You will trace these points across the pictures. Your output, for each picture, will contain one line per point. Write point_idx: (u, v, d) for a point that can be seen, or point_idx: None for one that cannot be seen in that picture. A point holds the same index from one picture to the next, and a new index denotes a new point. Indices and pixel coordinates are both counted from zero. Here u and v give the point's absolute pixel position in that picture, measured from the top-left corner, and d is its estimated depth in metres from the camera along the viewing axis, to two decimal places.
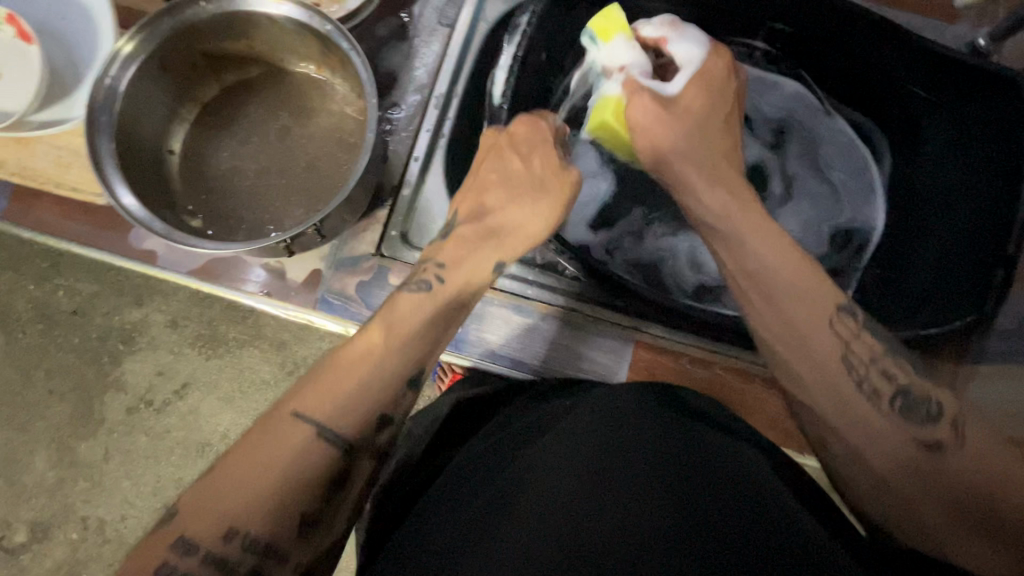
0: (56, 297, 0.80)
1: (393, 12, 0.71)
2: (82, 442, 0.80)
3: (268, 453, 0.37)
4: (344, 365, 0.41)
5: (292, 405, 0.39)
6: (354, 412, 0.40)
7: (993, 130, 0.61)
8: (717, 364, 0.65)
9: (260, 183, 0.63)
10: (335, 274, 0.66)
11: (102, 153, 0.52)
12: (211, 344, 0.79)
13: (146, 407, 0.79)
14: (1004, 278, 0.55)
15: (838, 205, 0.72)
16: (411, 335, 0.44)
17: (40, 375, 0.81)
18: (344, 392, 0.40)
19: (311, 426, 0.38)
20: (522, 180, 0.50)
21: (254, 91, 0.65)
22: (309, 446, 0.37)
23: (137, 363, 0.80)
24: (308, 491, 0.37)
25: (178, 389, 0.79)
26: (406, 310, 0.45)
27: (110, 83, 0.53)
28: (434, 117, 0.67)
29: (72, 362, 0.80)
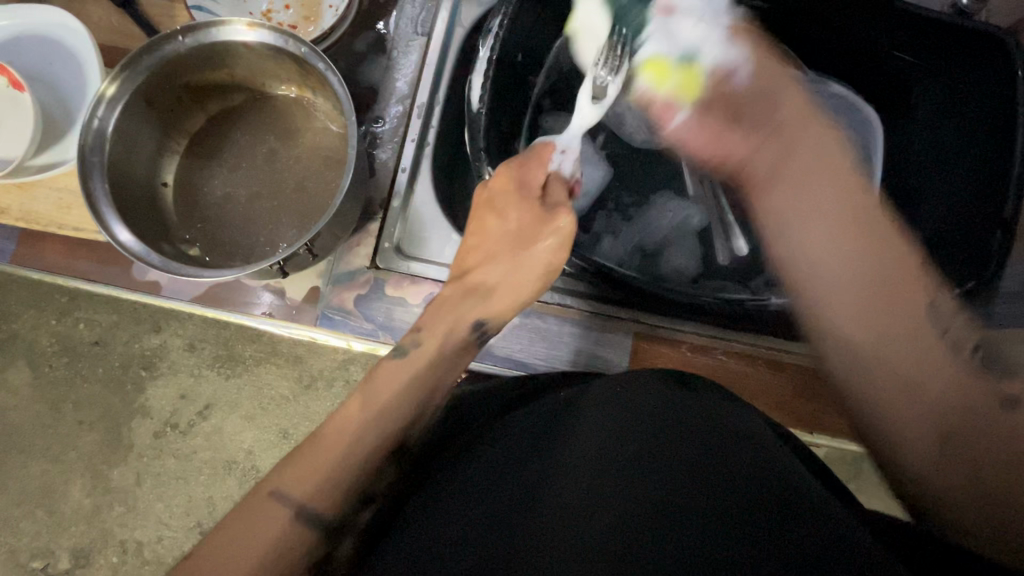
0: (78, 331, 0.83)
1: (369, 26, 0.72)
2: (114, 468, 0.82)
3: (257, 524, 0.37)
4: (328, 442, 0.41)
5: (274, 482, 0.39)
6: (336, 490, 0.39)
7: (985, 92, 0.59)
8: (718, 350, 0.64)
9: (253, 207, 0.65)
10: (333, 290, 0.67)
11: (96, 193, 0.53)
12: (229, 364, 0.81)
13: (172, 429, 0.82)
14: (1002, 242, 0.54)
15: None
16: (385, 408, 0.43)
17: (68, 408, 0.83)
18: (347, 446, 0.41)
19: (290, 509, 0.37)
20: (505, 242, 0.52)
21: (240, 118, 0.66)
22: (295, 526, 0.37)
23: (160, 388, 0.82)
24: (295, 565, 0.37)
25: (201, 411, 0.81)
26: (382, 379, 0.45)
27: (98, 124, 0.54)
28: (418, 127, 0.67)
29: (97, 391, 0.83)
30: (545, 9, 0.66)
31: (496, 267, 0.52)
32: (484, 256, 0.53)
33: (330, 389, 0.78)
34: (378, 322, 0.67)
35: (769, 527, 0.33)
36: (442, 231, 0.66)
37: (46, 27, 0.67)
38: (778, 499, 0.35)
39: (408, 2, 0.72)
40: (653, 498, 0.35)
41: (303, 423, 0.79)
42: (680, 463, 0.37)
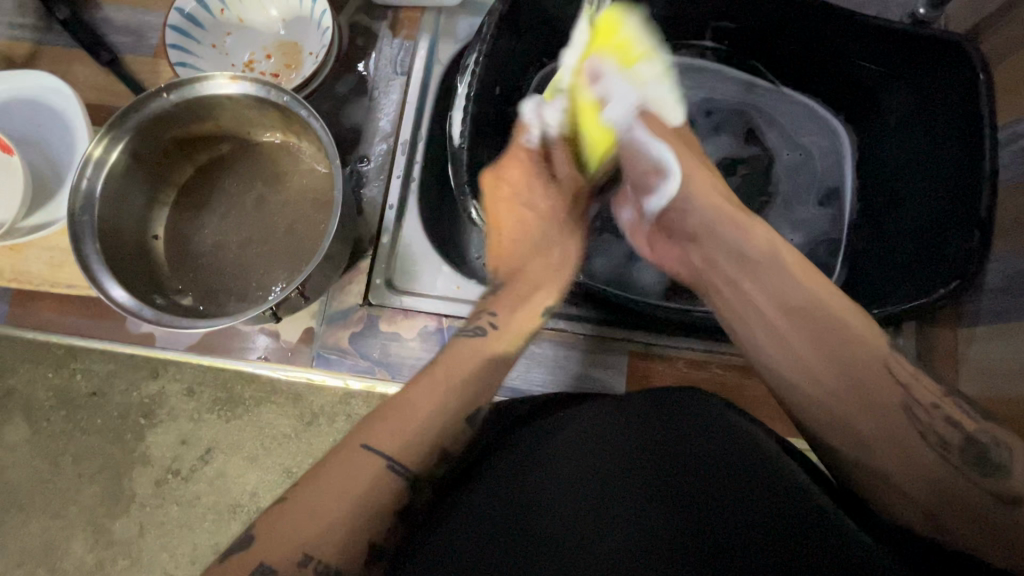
0: (74, 383, 0.82)
1: (350, 69, 0.74)
2: (115, 521, 0.81)
3: (344, 480, 0.37)
4: (412, 403, 0.41)
5: (360, 438, 0.39)
6: (419, 447, 0.39)
7: (950, 96, 0.61)
8: (715, 363, 0.65)
9: (245, 253, 0.65)
10: (328, 329, 0.68)
11: (88, 253, 0.54)
12: (229, 407, 0.80)
13: (174, 477, 0.81)
14: (982, 240, 0.55)
15: (815, 180, 0.73)
16: (461, 376, 0.44)
17: (68, 462, 0.82)
18: (416, 431, 0.40)
19: (381, 461, 0.38)
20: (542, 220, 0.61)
21: (228, 167, 0.67)
22: (380, 480, 0.37)
23: (160, 435, 0.81)
24: (378, 519, 0.37)
25: (202, 456, 0.81)
26: (467, 348, 0.47)
27: (87, 185, 0.56)
28: (403, 163, 0.70)
29: (96, 443, 0.82)
30: (519, 42, 0.68)
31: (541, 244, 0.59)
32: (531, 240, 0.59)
33: (332, 425, 0.78)
34: (375, 359, 0.67)
35: (793, 550, 0.34)
36: (432, 264, 0.68)
37: (34, 90, 0.68)
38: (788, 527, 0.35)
39: (387, 44, 0.74)
40: (655, 511, 0.37)
41: (306, 462, 0.79)
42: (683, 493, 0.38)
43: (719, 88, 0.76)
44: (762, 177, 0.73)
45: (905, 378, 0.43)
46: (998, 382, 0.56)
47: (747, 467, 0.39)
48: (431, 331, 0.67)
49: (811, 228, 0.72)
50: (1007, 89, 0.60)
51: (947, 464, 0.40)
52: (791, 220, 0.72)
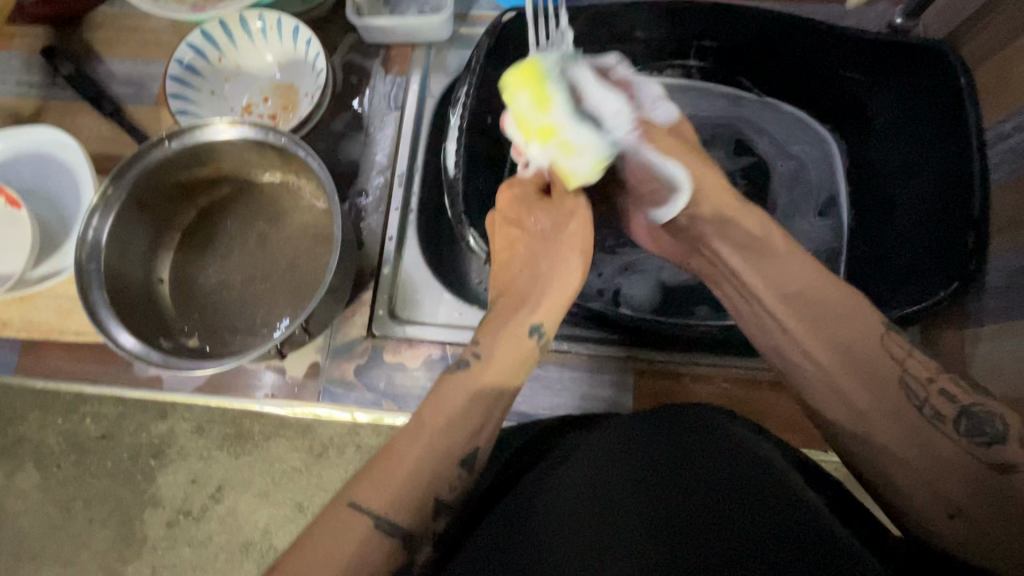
0: (84, 427, 0.82)
1: (345, 106, 0.76)
2: (127, 565, 0.81)
3: (336, 544, 0.39)
4: (396, 459, 0.42)
5: (347, 498, 0.41)
6: (405, 505, 0.41)
7: (933, 102, 0.63)
8: (722, 377, 0.65)
9: (249, 291, 0.66)
10: (333, 362, 0.68)
11: (96, 301, 0.55)
12: (237, 443, 0.80)
13: (185, 517, 0.80)
14: (977, 242, 0.56)
15: (813, 189, 0.73)
16: (452, 419, 0.44)
17: (79, 507, 0.82)
18: (399, 485, 0.41)
19: (366, 522, 0.39)
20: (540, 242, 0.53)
21: (230, 208, 0.68)
22: (370, 544, 0.39)
23: (170, 475, 0.81)
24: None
25: (213, 494, 0.80)
26: (449, 391, 0.46)
27: (92, 234, 0.57)
28: (401, 195, 0.72)
29: (106, 487, 0.82)
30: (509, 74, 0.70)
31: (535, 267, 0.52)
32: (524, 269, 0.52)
33: (341, 457, 0.78)
34: (380, 391, 0.67)
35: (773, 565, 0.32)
36: (434, 293, 0.69)
37: (41, 145, 0.70)
38: (785, 543, 0.33)
39: (380, 81, 0.77)
40: (663, 519, 0.37)
41: (317, 496, 0.78)
42: (679, 503, 0.37)
43: (704, 103, 0.77)
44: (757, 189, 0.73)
45: (913, 385, 0.43)
46: (1008, 382, 0.55)
47: (760, 487, 0.38)
48: (435, 360, 0.67)
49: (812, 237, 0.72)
50: (990, 92, 0.61)
51: (964, 462, 0.40)
52: (791, 229, 0.72)
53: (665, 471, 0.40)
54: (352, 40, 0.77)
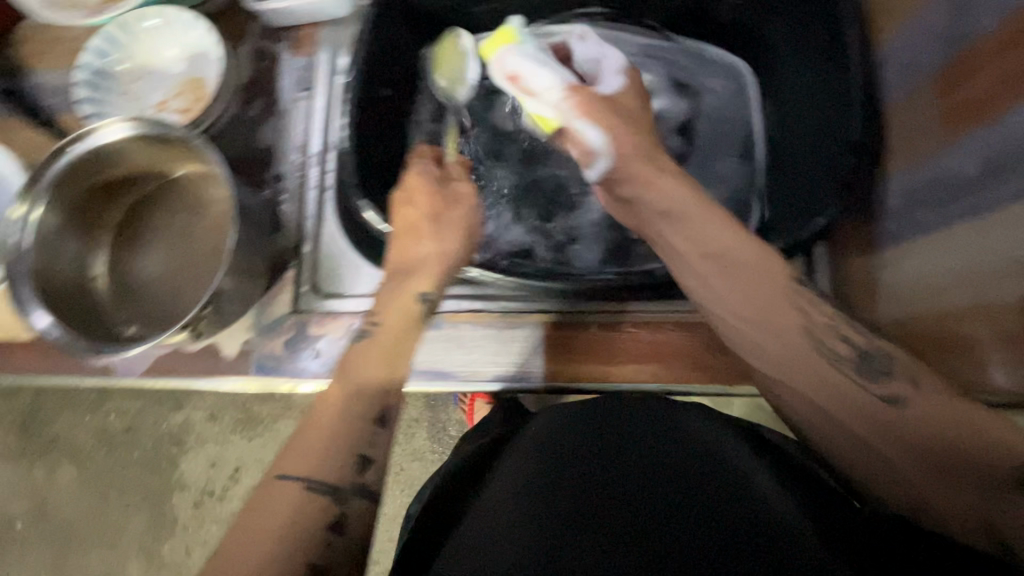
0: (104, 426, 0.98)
1: (258, 93, 0.77)
2: (163, 543, 1.06)
3: (268, 517, 0.42)
4: (318, 422, 0.48)
5: (275, 471, 0.45)
6: (334, 453, 0.45)
7: (815, 17, 0.61)
8: (626, 323, 0.66)
9: (179, 280, 0.71)
10: (262, 339, 0.70)
11: (24, 299, 0.58)
12: (249, 427, 1.05)
13: (208, 496, 1.06)
14: (857, 159, 0.54)
15: (722, 144, 0.72)
16: (360, 373, 0.51)
17: (112, 492, 1.07)
18: (318, 446, 0.46)
19: (298, 485, 0.43)
20: (406, 227, 0.59)
21: (155, 204, 0.72)
22: (300, 505, 0.42)
23: (191, 461, 1.06)
24: (310, 540, 0.42)
25: (231, 475, 1.06)
26: (357, 360, 0.52)
27: (15, 243, 0.59)
28: (317, 175, 0.74)
29: (127, 474, 1.07)
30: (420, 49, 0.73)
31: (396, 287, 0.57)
32: (408, 250, 0.59)
33: None
34: (309, 361, 0.69)
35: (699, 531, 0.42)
36: (352, 264, 0.72)
37: None
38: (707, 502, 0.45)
39: (288, 64, 0.78)
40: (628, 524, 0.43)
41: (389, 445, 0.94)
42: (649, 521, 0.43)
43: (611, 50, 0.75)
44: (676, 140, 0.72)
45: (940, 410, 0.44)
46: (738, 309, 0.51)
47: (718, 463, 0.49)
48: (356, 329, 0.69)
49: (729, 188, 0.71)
50: (883, 9, 0.60)
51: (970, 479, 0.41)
52: (705, 177, 0.71)
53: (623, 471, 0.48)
54: (260, 26, 0.79)
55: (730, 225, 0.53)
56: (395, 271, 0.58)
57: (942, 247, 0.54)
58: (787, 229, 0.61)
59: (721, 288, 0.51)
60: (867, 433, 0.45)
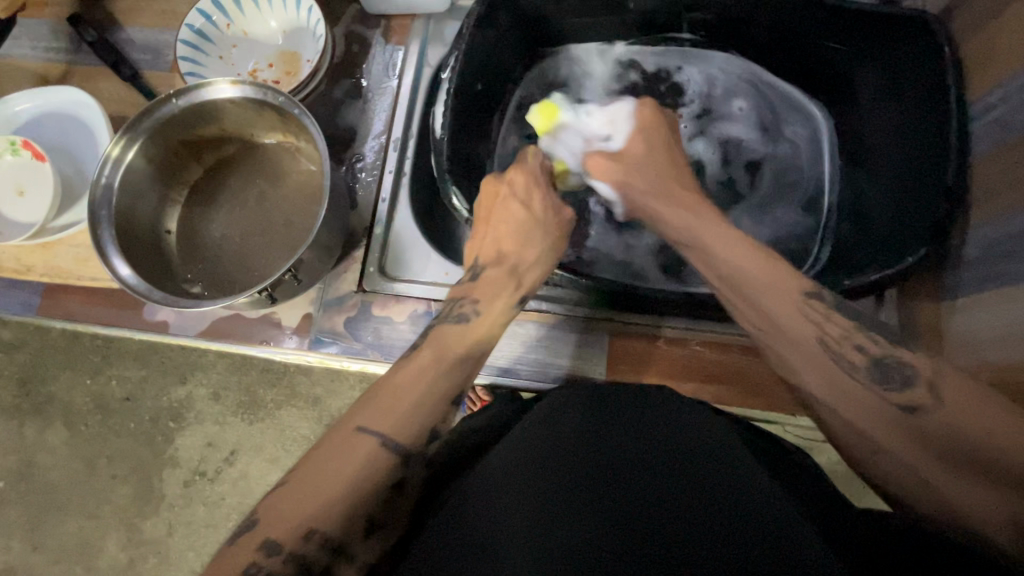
0: (110, 389, 0.89)
1: (346, 74, 0.79)
2: (146, 520, 0.89)
3: (338, 464, 0.40)
4: (398, 386, 0.44)
5: (355, 421, 0.41)
6: (412, 425, 0.42)
7: (915, 70, 0.62)
8: (694, 341, 0.67)
9: (248, 245, 0.70)
10: (324, 315, 0.70)
11: (105, 243, 0.59)
12: (251, 410, 0.87)
13: (200, 477, 0.88)
14: (948, 207, 0.55)
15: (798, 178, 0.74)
16: (451, 359, 0.47)
17: (102, 462, 0.89)
18: (403, 407, 0.43)
19: (376, 440, 0.41)
20: (521, 223, 0.56)
21: (233, 168, 0.73)
22: (376, 460, 0.40)
23: (187, 438, 0.88)
24: (371, 497, 0.39)
25: (226, 457, 0.87)
26: (452, 337, 0.49)
27: (105, 181, 0.61)
28: (395, 159, 0.74)
29: (129, 445, 0.89)
30: (514, 51, 0.74)
31: (499, 287, 0.53)
32: (516, 249, 0.55)
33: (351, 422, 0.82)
34: (367, 341, 0.69)
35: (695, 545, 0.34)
36: (422, 251, 0.72)
37: (65, 104, 0.75)
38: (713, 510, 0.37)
39: (379, 50, 0.79)
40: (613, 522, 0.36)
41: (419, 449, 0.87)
42: (637, 526, 0.36)
43: (695, 81, 0.77)
44: (747, 178, 0.74)
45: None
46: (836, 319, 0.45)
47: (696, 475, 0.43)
48: (420, 314, 0.69)
49: (794, 228, 0.72)
50: (976, 67, 0.62)
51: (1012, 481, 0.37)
52: (772, 216, 0.73)
53: (620, 464, 0.40)
54: (355, 10, 0.81)
55: (745, 245, 0.49)
56: (497, 267, 0.54)
57: (1004, 303, 0.55)
58: (861, 268, 0.62)
59: (787, 297, 0.47)
60: (878, 426, 0.42)
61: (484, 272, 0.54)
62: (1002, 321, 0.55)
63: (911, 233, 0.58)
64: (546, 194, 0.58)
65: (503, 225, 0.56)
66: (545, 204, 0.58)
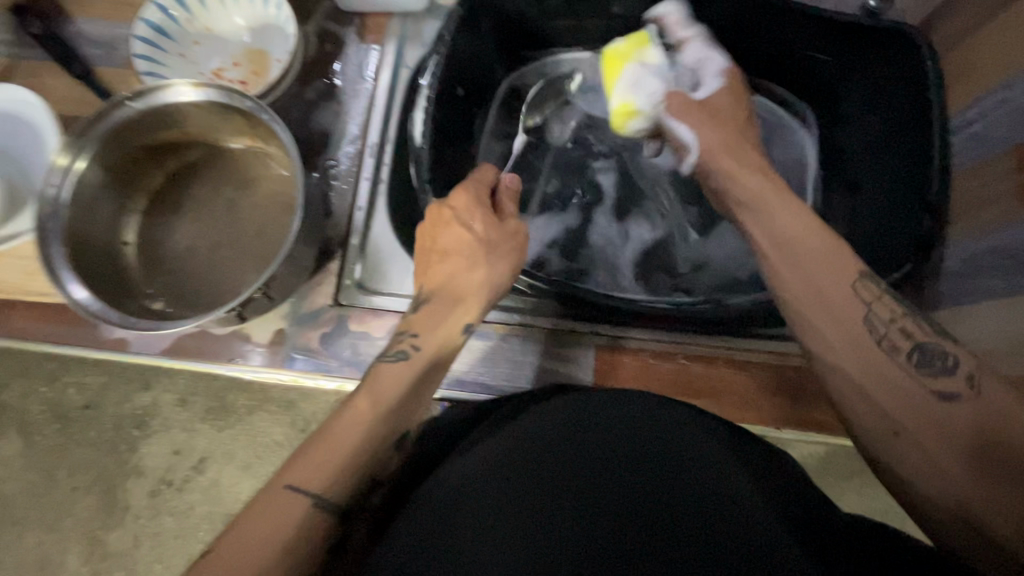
0: (68, 396, 0.74)
1: (318, 75, 0.75)
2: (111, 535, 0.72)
3: (268, 526, 0.38)
4: (333, 436, 0.42)
5: (285, 478, 0.40)
6: (345, 478, 0.41)
7: (899, 83, 0.62)
8: (681, 353, 0.66)
9: (215, 257, 0.66)
10: (299, 330, 0.67)
11: (55, 259, 0.54)
12: (222, 416, 0.72)
13: (168, 487, 0.72)
14: (932, 223, 0.55)
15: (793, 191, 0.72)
16: (393, 403, 0.45)
17: (63, 474, 0.74)
18: (337, 461, 0.41)
19: (306, 499, 0.39)
20: (462, 250, 0.52)
21: (197, 174, 0.68)
22: (306, 520, 0.38)
23: (153, 447, 0.73)
24: (305, 555, 0.38)
25: (196, 466, 0.72)
26: (386, 380, 0.46)
27: (53, 194, 0.56)
28: (372, 165, 0.71)
29: (92, 453, 0.73)
30: (496, 54, 0.72)
31: (440, 316, 0.50)
32: (455, 278, 0.52)
33: None
34: (345, 358, 0.66)
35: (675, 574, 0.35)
36: (401, 261, 0.69)
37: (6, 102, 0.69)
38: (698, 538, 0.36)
39: (353, 49, 0.75)
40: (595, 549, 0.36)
41: None
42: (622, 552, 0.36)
43: None
44: None
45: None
46: (828, 339, 0.43)
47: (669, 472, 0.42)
48: None
49: None
50: (957, 80, 0.62)
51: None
52: None
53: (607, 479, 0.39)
54: (327, 7, 0.77)
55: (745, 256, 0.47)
56: (439, 298, 0.51)
57: (984, 317, 0.56)
58: None
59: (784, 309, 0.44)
60: (889, 411, 0.40)
61: (429, 301, 0.51)
62: (979, 334, 0.56)
63: (897, 250, 0.58)
64: (486, 211, 0.54)
65: (443, 252, 0.52)
66: (487, 222, 0.53)
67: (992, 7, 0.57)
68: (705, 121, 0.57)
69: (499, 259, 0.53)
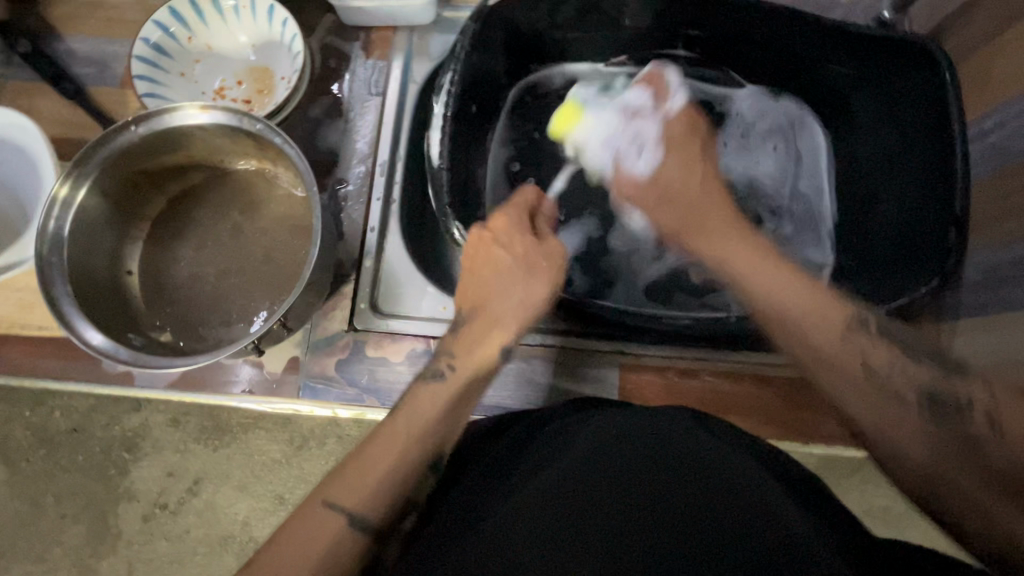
0: (53, 421, 0.70)
1: (324, 92, 0.73)
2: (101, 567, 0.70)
3: (303, 547, 0.37)
4: (368, 456, 0.40)
5: (323, 493, 0.38)
6: (383, 498, 0.39)
7: (919, 97, 0.62)
8: (706, 371, 0.65)
9: (223, 285, 0.63)
10: (313, 358, 0.65)
11: (58, 295, 0.51)
12: (215, 435, 0.69)
13: (161, 510, 0.69)
14: (959, 236, 0.55)
15: (809, 205, 0.72)
16: (436, 422, 0.43)
17: (48, 500, 0.70)
18: (375, 480, 0.39)
19: (341, 518, 0.37)
20: (503, 272, 0.50)
21: (202, 197, 0.66)
22: (340, 542, 0.37)
23: (143, 471, 0.70)
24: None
25: (190, 488, 0.69)
26: (424, 403, 0.44)
27: (54, 225, 0.53)
28: (383, 185, 0.69)
29: (81, 481, 0.70)
30: (508, 69, 0.70)
31: (474, 336, 0.49)
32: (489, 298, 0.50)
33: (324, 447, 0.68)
34: (362, 386, 0.64)
35: None
36: (416, 283, 0.67)
37: None
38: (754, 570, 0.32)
39: (360, 65, 0.73)
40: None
41: None
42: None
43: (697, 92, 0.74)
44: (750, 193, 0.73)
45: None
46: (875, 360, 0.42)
47: (713, 493, 0.36)
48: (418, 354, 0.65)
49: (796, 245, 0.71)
50: (974, 92, 0.63)
51: None
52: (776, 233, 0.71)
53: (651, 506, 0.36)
54: (332, 22, 0.75)
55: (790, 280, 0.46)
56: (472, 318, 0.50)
57: (1008, 328, 0.56)
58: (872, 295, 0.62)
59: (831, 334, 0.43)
60: (934, 451, 0.38)
61: (464, 320, 0.50)
62: (1001, 345, 0.56)
63: (924, 264, 0.58)
64: (528, 233, 0.52)
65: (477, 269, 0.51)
66: (528, 244, 0.52)
67: (1008, 18, 0.58)
68: (654, 202, 0.55)
69: (538, 279, 0.51)
